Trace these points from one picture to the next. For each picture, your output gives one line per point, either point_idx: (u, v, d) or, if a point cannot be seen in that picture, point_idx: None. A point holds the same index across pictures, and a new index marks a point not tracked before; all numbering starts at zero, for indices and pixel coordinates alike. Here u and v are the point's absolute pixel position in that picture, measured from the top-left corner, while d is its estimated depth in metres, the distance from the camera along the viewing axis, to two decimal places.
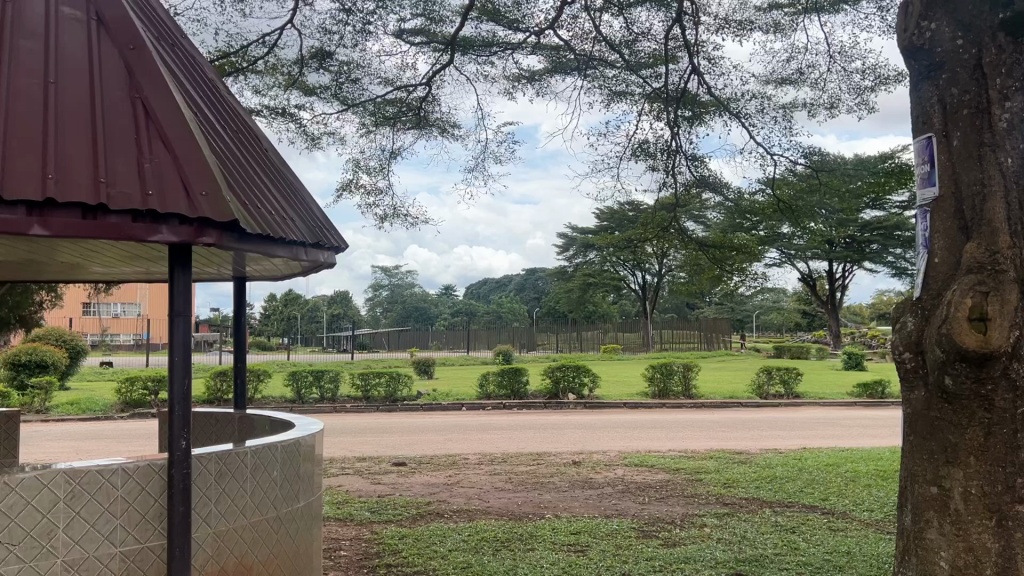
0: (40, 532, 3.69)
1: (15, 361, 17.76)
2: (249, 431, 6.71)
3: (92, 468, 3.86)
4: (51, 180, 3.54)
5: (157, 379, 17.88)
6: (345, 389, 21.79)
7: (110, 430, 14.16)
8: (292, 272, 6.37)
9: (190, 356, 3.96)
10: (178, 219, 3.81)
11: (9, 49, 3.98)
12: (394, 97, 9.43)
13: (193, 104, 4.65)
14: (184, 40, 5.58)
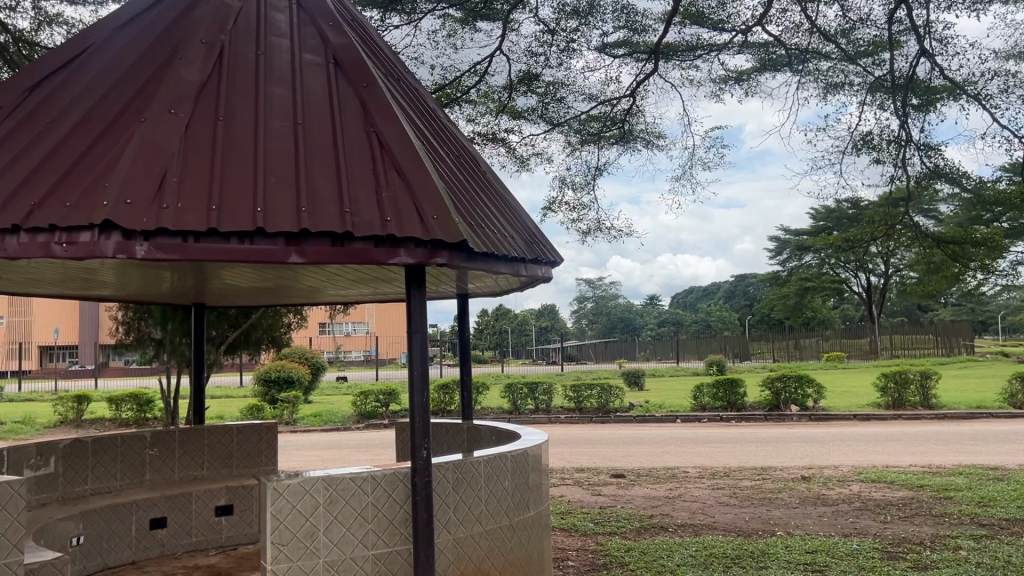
0: (305, 534, 4.05)
1: (266, 377, 19.70)
2: (477, 440, 6.96)
3: (346, 476, 4.18)
4: (304, 213, 3.88)
5: (387, 392, 19.08)
6: (559, 401, 22.15)
7: (349, 440, 15.28)
8: (510, 287, 6.57)
9: (428, 371, 4.16)
10: (414, 242, 4.02)
11: (263, 96, 4.45)
12: (599, 112, 9.50)
13: (420, 134, 4.96)
14: (407, 74, 5.96)
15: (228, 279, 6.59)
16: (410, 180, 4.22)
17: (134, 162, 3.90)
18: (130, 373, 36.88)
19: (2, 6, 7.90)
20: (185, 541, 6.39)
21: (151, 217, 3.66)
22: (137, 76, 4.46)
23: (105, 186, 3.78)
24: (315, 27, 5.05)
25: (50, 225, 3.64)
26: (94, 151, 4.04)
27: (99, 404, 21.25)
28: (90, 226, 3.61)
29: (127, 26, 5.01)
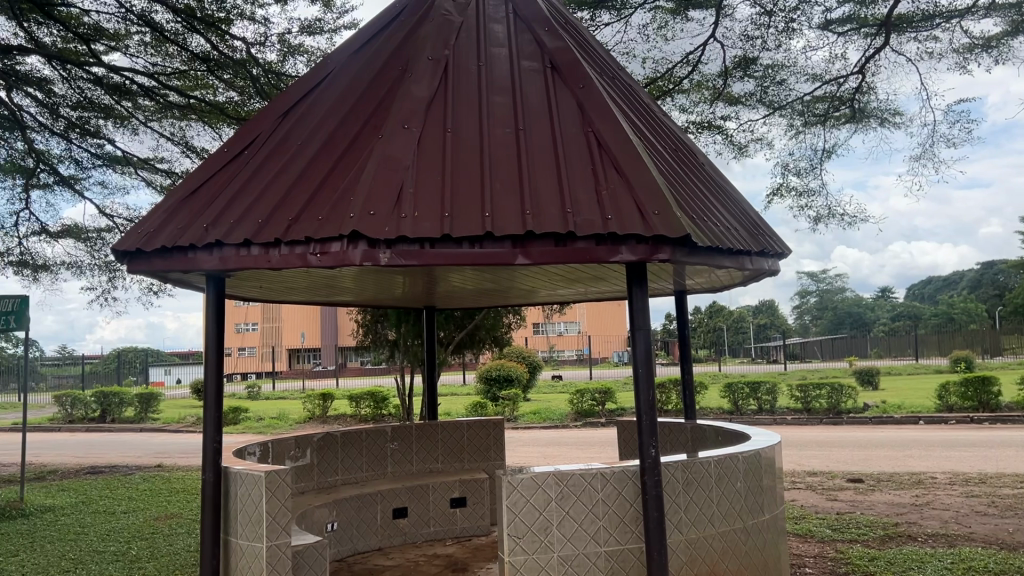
0: (539, 528, 4.17)
1: (487, 375, 20.46)
2: (701, 440, 6.82)
3: (576, 472, 4.24)
4: (529, 216, 3.96)
5: (604, 391, 19.16)
6: (784, 401, 21.18)
7: (569, 438, 15.51)
8: (733, 281, 6.35)
9: (653, 370, 4.09)
10: (636, 239, 3.94)
11: (486, 106, 4.63)
12: (824, 93, 8.97)
13: (637, 130, 4.93)
14: (622, 71, 5.95)
15: (454, 281, 6.90)
16: (629, 174, 4.18)
17: (374, 176, 4.19)
18: (364, 374, 39.79)
19: (254, 43, 8.80)
20: (424, 530, 6.78)
21: (392, 226, 3.91)
22: (374, 97, 4.80)
23: (351, 200, 4.10)
24: (532, 33, 5.18)
25: (305, 238, 3.99)
26: (339, 168, 4.39)
27: (340, 401, 23.09)
28: (339, 237, 3.92)
29: (361, 50, 5.40)
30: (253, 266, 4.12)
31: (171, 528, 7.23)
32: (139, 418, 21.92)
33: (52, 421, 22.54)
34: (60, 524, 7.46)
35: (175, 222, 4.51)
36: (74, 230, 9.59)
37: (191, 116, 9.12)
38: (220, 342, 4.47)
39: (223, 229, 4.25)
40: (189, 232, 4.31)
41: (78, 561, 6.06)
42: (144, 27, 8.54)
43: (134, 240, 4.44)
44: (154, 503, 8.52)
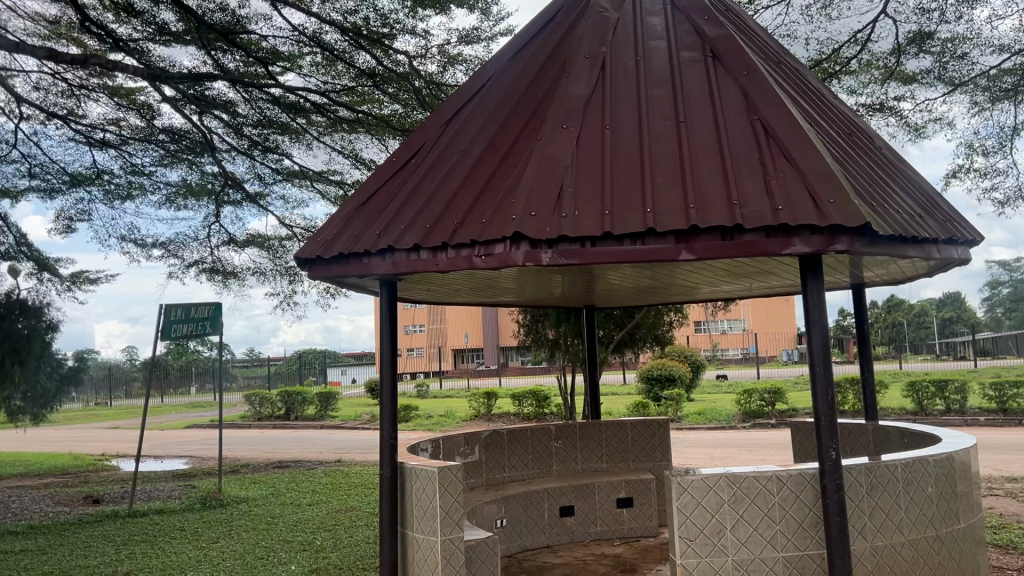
0: (711, 530, 4.06)
1: (649, 375, 20.21)
2: (884, 443, 6.42)
3: (750, 474, 4.10)
4: (693, 209, 3.85)
5: (773, 390, 18.44)
6: (975, 401, 19.56)
7: (738, 439, 15.03)
8: (916, 272, 5.93)
9: (831, 368, 3.90)
10: (809, 229, 3.74)
11: (646, 100, 4.56)
12: (1014, 64, 8.23)
13: (808, 116, 4.70)
14: (787, 56, 5.70)
15: (616, 280, 6.87)
16: (800, 162, 3.98)
17: (536, 176, 4.24)
18: (526, 373, 40.37)
19: (416, 56, 9.12)
20: (592, 529, 6.78)
21: (554, 225, 3.93)
22: (532, 99, 4.85)
23: (513, 202, 4.16)
24: (690, 22, 5.06)
25: (471, 240, 4.09)
26: (501, 171, 4.47)
27: (504, 400, 23.56)
28: (502, 238, 3.99)
29: (519, 52, 5.47)
30: (422, 269, 4.27)
31: (351, 521, 7.60)
32: (319, 415, 23.31)
33: (243, 418, 24.37)
34: (253, 514, 8.05)
35: (350, 229, 4.74)
36: (259, 240, 10.30)
37: (359, 129, 9.58)
38: (394, 342, 4.66)
39: (394, 234, 4.43)
40: (363, 239, 4.53)
41: (270, 549, 6.50)
42: (315, 48, 9.04)
43: (314, 249, 4.71)
44: (335, 496, 9.01)
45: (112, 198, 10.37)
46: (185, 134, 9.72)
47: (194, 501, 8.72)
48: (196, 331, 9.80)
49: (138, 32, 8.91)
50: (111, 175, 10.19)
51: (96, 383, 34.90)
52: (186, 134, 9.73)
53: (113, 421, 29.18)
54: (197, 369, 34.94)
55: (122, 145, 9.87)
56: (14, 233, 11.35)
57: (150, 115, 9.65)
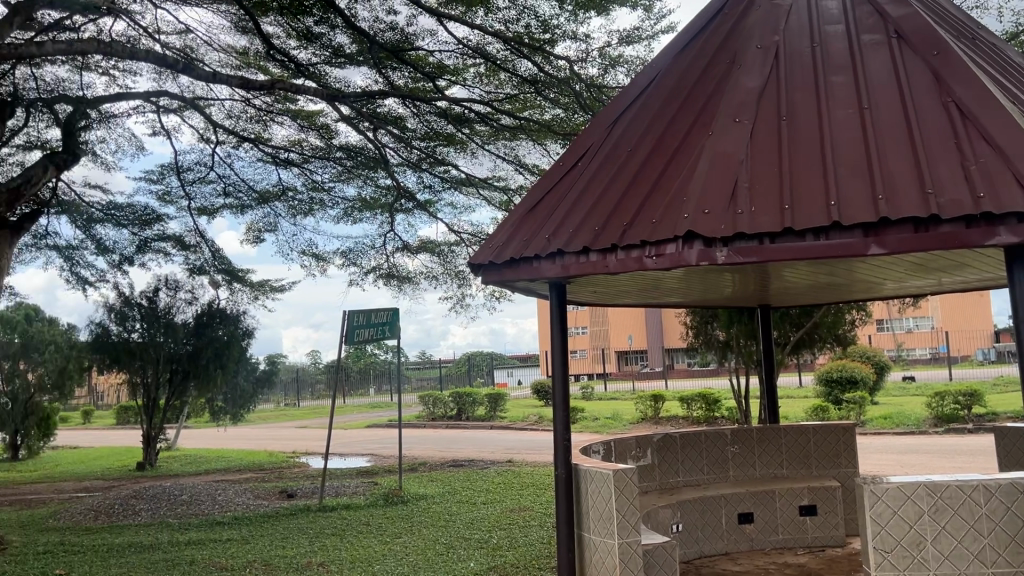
0: (910, 542, 3.82)
1: (827, 378, 19.34)
2: None
3: (953, 482, 3.81)
4: (881, 200, 3.62)
5: (970, 393, 16.98)
6: None
7: (931, 445, 13.96)
8: None
9: None
10: (1016, 217, 3.42)
11: (824, 88, 4.35)
12: None
13: (1010, 93, 4.31)
14: (981, 31, 5.26)
15: (791, 277, 6.59)
16: (1003, 145, 3.66)
17: (709, 173, 4.14)
18: (694, 375, 39.50)
19: (578, 60, 9.08)
20: (773, 537, 6.53)
21: (729, 224, 3.82)
22: (701, 94, 4.75)
23: (685, 201, 4.08)
24: (871, 3, 4.77)
25: (641, 241, 4.05)
26: (670, 170, 4.40)
27: (674, 402, 23.14)
28: (674, 238, 3.93)
29: (686, 47, 5.35)
30: (592, 272, 4.27)
31: (525, 521, 7.72)
32: (489, 416, 23.87)
33: (418, 418, 25.41)
34: (432, 511, 8.36)
35: (521, 234, 4.83)
36: (429, 246, 10.68)
37: (521, 136, 9.69)
38: (566, 345, 4.68)
39: (564, 237, 4.46)
40: (533, 244, 4.58)
41: (449, 545, 6.73)
42: (479, 59, 9.27)
43: (486, 254, 4.82)
44: (509, 496, 9.18)
45: (297, 213, 11.14)
46: (360, 150, 10.24)
47: (377, 497, 9.18)
48: (376, 335, 10.31)
49: (316, 57, 9.50)
50: (295, 192, 10.92)
51: (285, 385, 37.53)
52: (360, 151, 10.25)
53: (301, 419, 31.26)
54: (374, 372, 36.79)
55: (305, 164, 10.58)
56: (214, 248, 12.39)
57: (328, 134, 10.24)
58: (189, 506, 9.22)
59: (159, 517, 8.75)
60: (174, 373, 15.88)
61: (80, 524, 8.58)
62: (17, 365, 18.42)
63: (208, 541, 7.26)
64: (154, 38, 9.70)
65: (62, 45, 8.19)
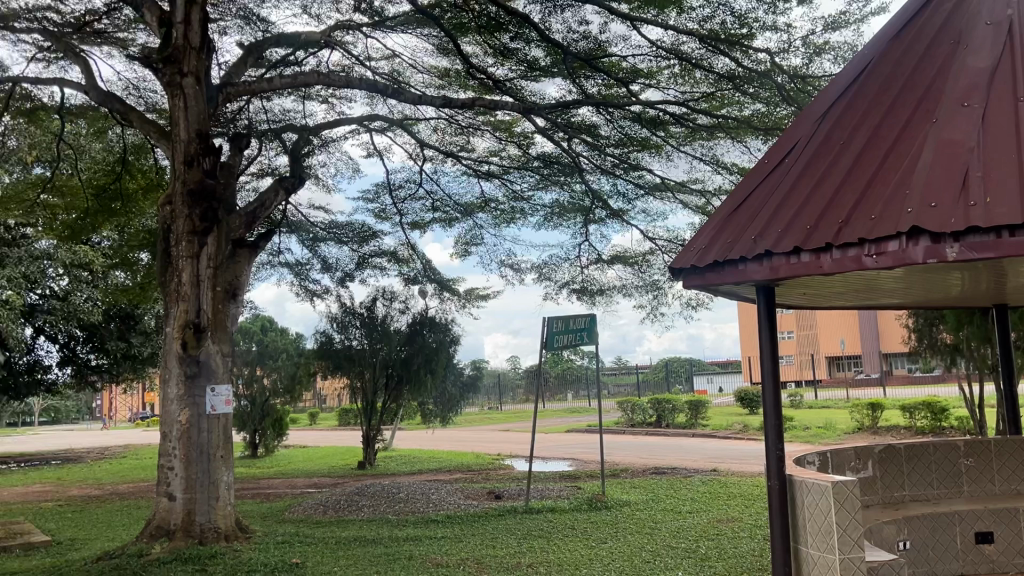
0: None
1: None
2: None
3: None
4: None
5: None
6: None
7: None
8: None
9: None
10: None
11: None
12: None
13: None
14: None
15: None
16: None
17: (935, 164, 3.85)
18: (914, 382, 36.58)
19: (779, 51, 8.69)
20: (1017, 561, 5.92)
21: (960, 216, 3.53)
22: (923, 78, 4.42)
23: (907, 194, 3.81)
24: None
25: (859, 239, 3.83)
26: (889, 162, 4.12)
27: (895, 411, 21.54)
28: (897, 235, 3.69)
29: (901, 29, 4.99)
30: (804, 272, 4.09)
31: (734, 532, 7.49)
32: (691, 424, 23.39)
33: (619, 424, 25.45)
34: (637, 518, 8.33)
35: (725, 234, 4.69)
36: (626, 255, 10.66)
37: (720, 134, 9.42)
38: (774, 352, 4.51)
39: (772, 236, 4.30)
40: (739, 244, 4.44)
41: (656, 553, 6.68)
42: (674, 59, 9.13)
43: (689, 257, 4.72)
44: (715, 506, 8.96)
45: (500, 221, 11.56)
46: (556, 159, 10.43)
47: (580, 502, 9.28)
48: (575, 341, 10.43)
49: (513, 72, 9.80)
50: (497, 203, 11.31)
51: (488, 390, 38.85)
52: (556, 160, 10.44)
53: (505, 424, 32.24)
54: (572, 377, 37.24)
55: (505, 175, 11.05)
56: (424, 260, 13.04)
57: (526, 145, 10.52)
58: (405, 504, 9.77)
59: (379, 513, 9.33)
60: (390, 377, 16.87)
61: (311, 517, 9.34)
62: (255, 371, 20.39)
63: (425, 538, 7.65)
64: (366, 65, 10.43)
65: (288, 79, 9.03)
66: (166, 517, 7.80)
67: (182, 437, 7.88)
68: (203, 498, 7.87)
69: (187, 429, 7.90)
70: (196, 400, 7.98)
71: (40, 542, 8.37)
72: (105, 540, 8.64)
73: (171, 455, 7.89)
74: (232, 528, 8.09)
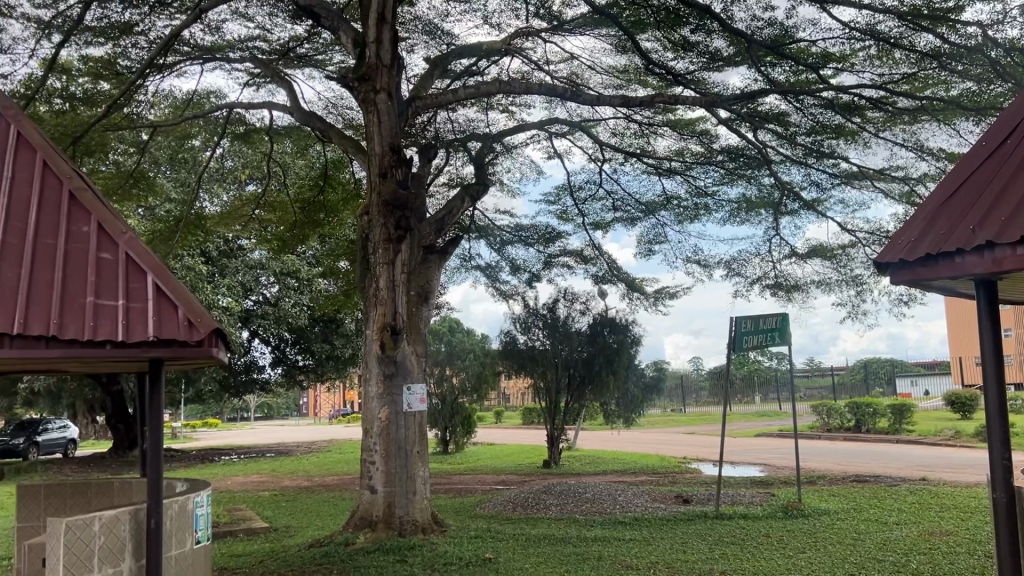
0: None
1: None
2: None
3: None
4: None
5: None
6: None
7: None
8: None
9: None
10: None
11: None
12: None
13: None
14: None
15: None
16: None
17: None
18: None
19: (991, 23, 7.90)
20: None
21: None
22: None
23: None
24: None
25: None
26: None
27: None
28: None
29: None
30: None
31: (950, 546, 6.91)
32: (894, 429, 21.82)
33: (813, 429, 24.22)
34: (839, 528, 7.87)
35: (938, 224, 4.27)
36: (822, 249, 10.12)
37: (924, 117, 8.74)
38: (998, 356, 4.07)
39: (995, 227, 3.90)
40: (956, 236, 4.06)
41: (862, 565, 6.30)
42: (869, 40, 8.55)
43: (896, 250, 4.32)
44: (927, 518, 8.30)
45: (684, 218, 11.34)
46: (742, 152, 10.08)
47: (775, 509, 8.90)
48: (767, 342, 10.04)
49: (694, 65, 9.60)
50: (680, 200, 11.11)
51: (670, 392, 38.21)
52: (742, 152, 10.08)
53: (691, 426, 31.59)
54: (759, 379, 35.91)
55: (688, 171, 10.84)
56: (610, 260, 13.02)
57: (710, 139, 10.24)
58: (593, 505, 9.79)
59: (567, 513, 9.42)
60: (572, 378, 16.98)
61: (502, 514, 9.59)
62: (445, 371, 21.23)
63: (614, 539, 7.64)
64: (545, 70, 10.58)
65: (472, 89, 9.33)
66: (370, 508, 8.27)
67: (383, 433, 8.36)
68: (402, 491, 8.26)
69: (387, 425, 8.37)
70: (395, 398, 8.43)
71: (260, 528, 9.14)
72: (315, 528, 9.29)
73: (372, 450, 8.39)
74: (429, 521, 8.43)
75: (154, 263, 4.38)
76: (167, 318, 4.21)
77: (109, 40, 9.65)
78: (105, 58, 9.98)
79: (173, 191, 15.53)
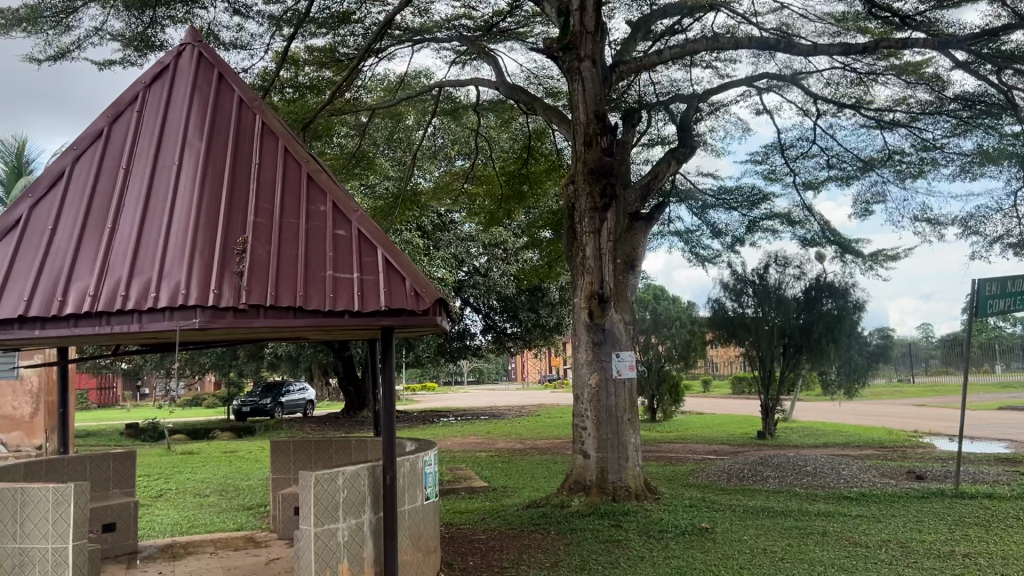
0: None
1: None
2: None
3: None
4: None
5: None
6: None
7: None
8: None
9: None
10: None
11: None
12: None
13: None
14: None
15: None
16: None
17: None
18: None
19: None
20: None
21: None
22: None
23: None
24: None
25: None
26: None
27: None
28: None
29: None
30: None
31: None
32: None
33: None
34: None
35: None
36: None
37: None
38: None
39: None
40: None
41: None
42: None
43: None
44: None
45: (906, 175, 10.46)
46: (981, 97, 9.11)
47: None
48: (1014, 306, 9.08)
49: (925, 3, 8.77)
50: (904, 155, 10.25)
51: (896, 360, 35.65)
52: (981, 98, 9.11)
53: (919, 397, 29.32)
54: (1001, 347, 32.59)
55: (913, 122, 9.97)
56: (821, 221, 12.27)
57: (942, 85, 9.35)
58: (814, 478, 9.37)
59: (786, 485, 9.08)
60: (787, 346, 16.21)
61: (717, 484, 9.42)
62: (651, 338, 21.13)
63: (838, 515, 7.28)
64: (753, 23, 10.10)
65: (677, 48, 9.07)
66: (582, 473, 8.44)
67: (593, 399, 8.46)
68: (614, 457, 8.35)
69: (597, 392, 8.46)
70: (604, 364, 8.48)
71: (480, 487, 9.59)
72: (531, 490, 9.61)
73: (584, 416, 8.53)
74: (641, 488, 8.46)
75: (382, 237, 4.69)
76: (396, 289, 4.51)
77: (330, 30, 10.32)
78: (326, 47, 10.70)
79: (390, 170, 16.47)
